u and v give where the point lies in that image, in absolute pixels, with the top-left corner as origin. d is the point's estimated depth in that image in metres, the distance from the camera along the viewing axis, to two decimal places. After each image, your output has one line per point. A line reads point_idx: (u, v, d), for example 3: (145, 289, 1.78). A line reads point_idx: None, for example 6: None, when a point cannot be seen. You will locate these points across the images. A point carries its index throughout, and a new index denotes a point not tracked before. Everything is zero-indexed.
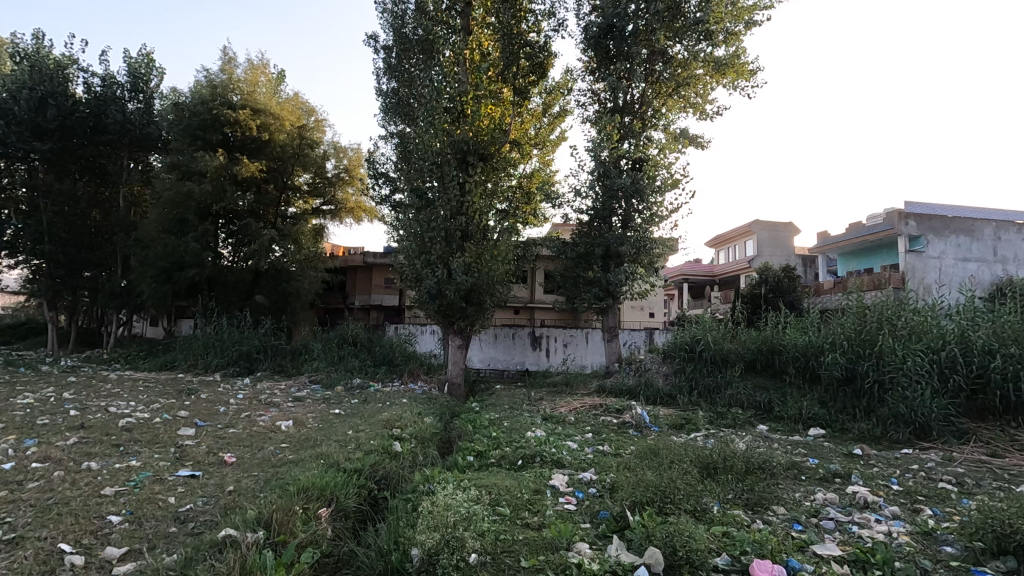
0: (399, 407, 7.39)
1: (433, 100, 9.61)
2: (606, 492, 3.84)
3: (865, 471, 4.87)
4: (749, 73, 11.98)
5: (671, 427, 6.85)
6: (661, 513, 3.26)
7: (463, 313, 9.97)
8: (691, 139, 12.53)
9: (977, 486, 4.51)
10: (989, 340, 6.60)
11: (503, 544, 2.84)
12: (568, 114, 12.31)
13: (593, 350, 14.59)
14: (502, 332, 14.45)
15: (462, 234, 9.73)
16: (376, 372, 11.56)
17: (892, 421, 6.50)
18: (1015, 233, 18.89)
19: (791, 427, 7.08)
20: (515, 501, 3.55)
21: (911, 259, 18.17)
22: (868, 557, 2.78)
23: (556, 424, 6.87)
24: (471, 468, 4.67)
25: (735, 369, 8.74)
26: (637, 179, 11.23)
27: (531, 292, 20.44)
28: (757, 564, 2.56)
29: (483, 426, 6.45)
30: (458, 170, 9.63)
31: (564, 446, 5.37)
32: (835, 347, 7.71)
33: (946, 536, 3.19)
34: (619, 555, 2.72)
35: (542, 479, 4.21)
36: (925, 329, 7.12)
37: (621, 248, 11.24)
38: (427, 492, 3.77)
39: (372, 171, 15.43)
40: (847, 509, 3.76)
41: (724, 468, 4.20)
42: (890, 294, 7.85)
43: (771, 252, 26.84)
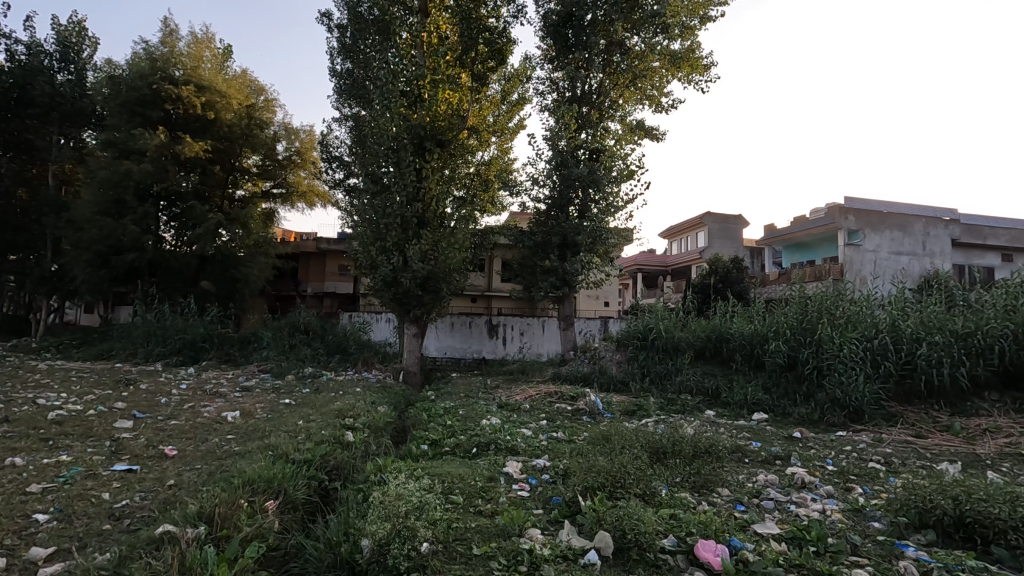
0: (352, 396, 7.26)
1: (389, 83, 9.43)
2: (559, 478, 3.88)
3: (803, 453, 5.11)
4: (703, 67, 12.26)
5: (623, 414, 7.03)
6: (611, 498, 3.33)
7: (420, 302, 9.83)
8: (647, 130, 12.72)
9: (903, 465, 4.82)
10: (917, 329, 7.05)
11: (454, 532, 2.86)
12: (527, 103, 12.30)
13: (548, 338, 14.77)
14: (459, 321, 14.38)
15: (418, 221, 9.60)
16: (328, 361, 11.31)
17: (829, 405, 6.85)
18: (943, 229, 20.07)
19: (736, 412, 7.36)
20: (469, 489, 3.55)
21: (849, 251, 19.27)
22: (804, 535, 2.92)
23: (511, 412, 6.94)
24: (425, 457, 4.65)
25: (685, 356, 9.02)
26: (594, 169, 11.32)
27: (489, 280, 20.49)
28: (701, 545, 2.64)
29: (438, 414, 6.42)
30: (415, 156, 9.46)
31: (518, 433, 5.40)
32: (779, 335, 8.06)
33: (874, 512, 3.39)
34: (570, 540, 2.77)
35: (496, 466, 4.23)
36: (860, 318, 7.55)
37: (577, 238, 11.36)
38: (379, 482, 3.73)
39: (327, 155, 15.02)
40: (787, 489, 3.95)
41: (673, 452, 4.35)
42: (829, 284, 8.28)
43: (721, 243, 27.70)
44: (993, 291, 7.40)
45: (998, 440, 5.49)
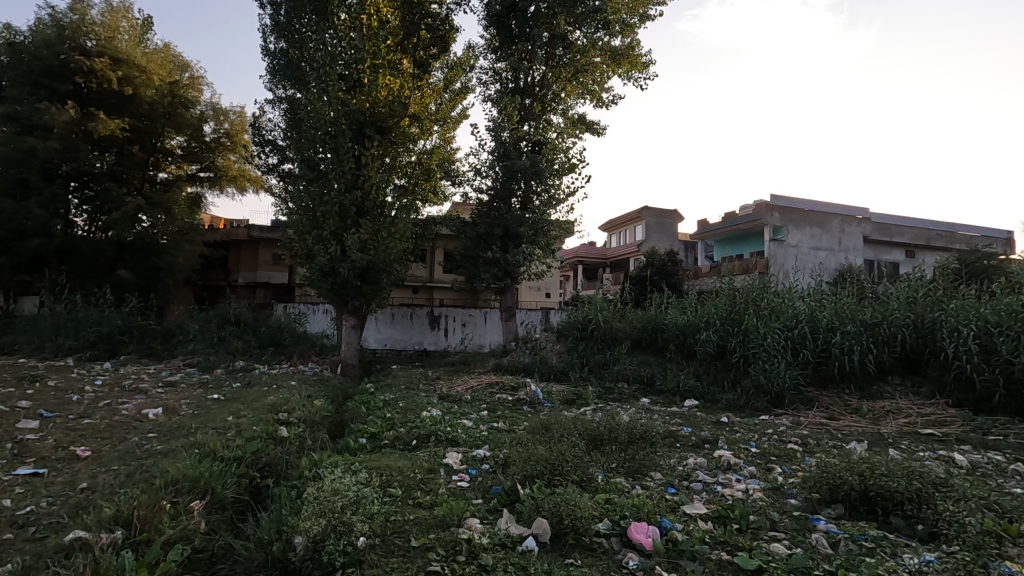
0: (286, 390, 7.00)
1: (326, 66, 9.11)
2: (499, 468, 3.92)
3: (730, 437, 5.40)
4: (643, 65, 12.58)
5: (563, 403, 7.18)
6: (550, 485, 3.40)
7: (359, 292, 9.57)
8: (588, 125, 12.93)
9: (817, 446, 5.19)
10: (832, 320, 7.60)
11: (393, 525, 2.83)
12: (470, 92, 12.22)
13: (490, 329, 14.83)
14: (400, 312, 14.16)
15: (357, 210, 9.33)
16: (261, 354, 10.86)
17: (754, 391, 7.25)
18: (856, 226, 21.65)
19: (670, 399, 7.67)
20: (407, 481, 3.52)
21: (773, 246, 20.53)
22: (728, 513, 3.10)
23: (452, 403, 6.92)
24: (363, 451, 4.56)
25: (622, 346, 9.31)
26: (536, 161, 11.39)
27: (430, 271, 20.31)
28: (634, 527, 2.75)
29: (377, 407, 6.31)
30: (354, 142, 9.20)
31: (459, 424, 5.38)
32: (709, 325, 8.48)
33: (791, 489, 3.64)
34: (508, 528, 2.81)
35: (436, 458, 4.22)
36: (783, 309, 8.05)
37: (519, 229, 11.45)
38: (314, 477, 3.63)
39: (259, 138, 14.30)
40: (714, 471, 4.17)
41: (609, 439, 4.49)
42: (756, 277, 8.80)
43: (658, 236, 28.65)
44: (897, 284, 8.06)
45: (899, 421, 6.01)
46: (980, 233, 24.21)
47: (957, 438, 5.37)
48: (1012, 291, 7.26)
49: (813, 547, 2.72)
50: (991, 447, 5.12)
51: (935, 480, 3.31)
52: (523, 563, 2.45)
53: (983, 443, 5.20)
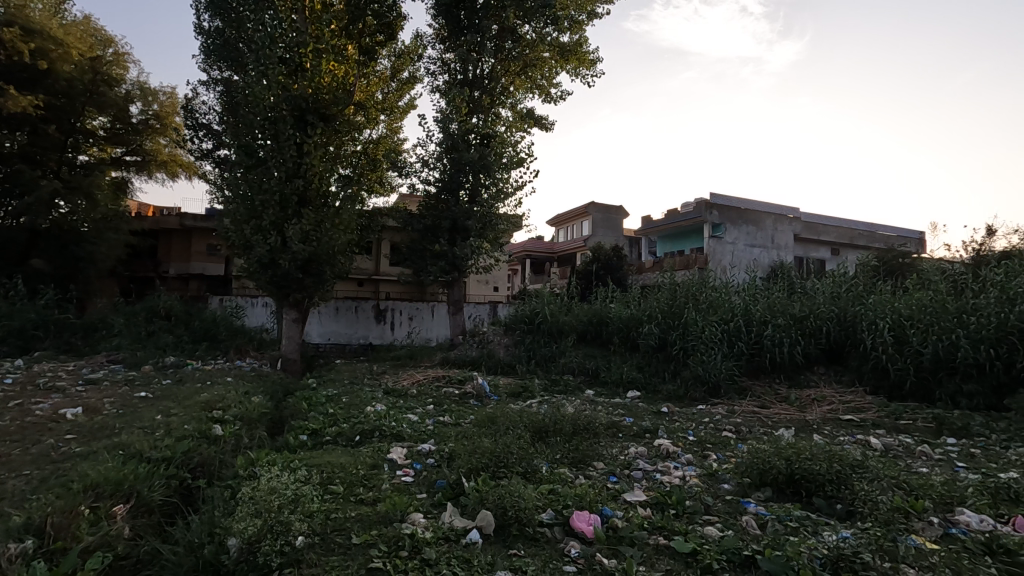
0: (221, 387, 6.68)
1: (266, 48, 8.69)
2: (443, 462, 3.90)
3: (669, 426, 5.59)
4: (590, 62, 12.77)
5: (509, 396, 7.23)
6: (495, 478, 3.41)
7: (300, 285, 9.26)
8: (536, 119, 12.99)
9: (749, 433, 5.47)
10: (764, 314, 8.01)
11: (334, 524, 2.76)
12: (418, 82, 12.02)
13: (437, 323, 14.73)
14: (345, 305, 13.82)
15: (299, 199, 9.01)
16: (194, 349, 10.33)
17: (692, 381, 7.54)
18: (788, 225, 22.86)
19: (613, 390, 7.86)
20: (349, 478, 3.45)
21: (712, 243, 21.43)
22: (666, 500, 3.22)
23: (398, 398, 6.82)
24: (304, 448, 4.44)
25: (568, 339, 9.47)
26: (484, 155, 11.34)
27: (376, 264, 19.94)
28: (576, 515, 2.81)
29: (319, 403, 6.14)
30: (296, 129, 8.85)
31: (404, 419, 5.32)
32: (651, 318, 8.78)
33: (724, 475, 3.83)
34: (452, 521, 2.81)
35: (380, 453, 4.16)
36: (720, 303, 8.42)
37: (467, 222, 11.41)
38: (251, 477, 3.50)
39: (191, 122, 13.54)
40: (654, 460, 4.31)
41: (554, 430, 4.57)
42: (695, 272, 9.18)
43: (603, 232, 29.24)
44: (823, 280, 8.58)
45: (823, 408, 6.41)
46: (896, 232, 26.12)
47: (873, 423, 5.78)
48: (922, 286, 7.87)
49: (743, 529, 2.87)
50: (902, 431, 5.55)
51: (853, 462, 3.55)
52: (467, 555, 2.46)
53: (895, 427, 5.63)
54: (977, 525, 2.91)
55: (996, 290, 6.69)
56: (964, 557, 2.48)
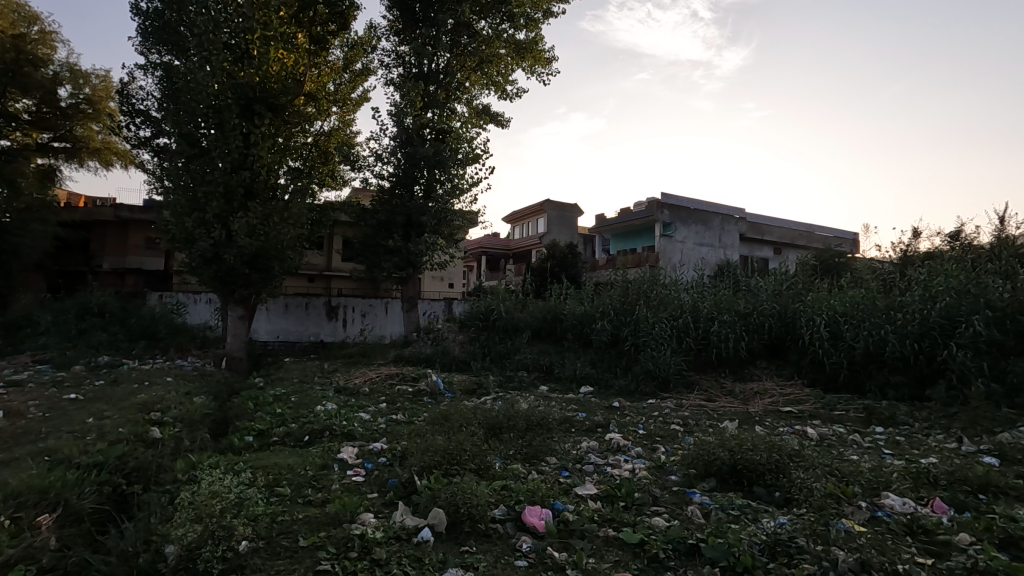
0: (160, 387, 6.37)
1: (209, 32, 8.30)
2: (396, 460, 3.85)
3: (620, 420, 5.71)
4: (546, 60, 12.84)
5: (463, 393, 7.21)
6: (448, 475, 3.40)
7: (247, 281, 8.92)
8: (492, 116, 12.98)
9: (696, 425, 5.67)
10: (711, 310, 8.31)
11: (280, 527, 2.69)
12: (371, 74, 11.80)
13: (391, 320, 14.52)
14: (294, 302, 13.43)
15: (245, 192, 8.66)
16: (131, 348, 9.81)
17: (643, 376, 7.73)
18: (734, 225, 23.73)
19: (567, 385, 7.97)
20: (298, 479, 3.36)
21: (663, 241, 21.98)
22: (616, 492, 3.29)
23: (350, 396, 6.70)
24: (250, 450, 4.29)
25: (523, 336, 9.53)
26: (440, 150, 11.24)
27: (328, 259, 19.46)
28: (529, 511, 2.83)
29: (267, 403, 5.95)
30: (242, 119, 8.51)
31: (355, 418, 5.22)
32: (604, 315, 8.95)
33: (671, 467, 3.95)
34: (404, 520, 2.78)
35: (330, 453, 4.07)
36: (669, 300, 8.69)
37: (422, 218, 11.27)
38: (192, 481, 3.36)
39: (127, 108, 12.76)
40: (605, 453, 4.41)
41: (508, 426, 4.60)
42: (646, 270, 9.42)
43: (559, 229, 29.52)
44: (766, 278, 8.97)
45: (765, 400, 6.71)
46: (832, 233, 27.58)
47: (810, 414, 6.09)
48: (856, 285, 8.32)
49: (688, 518, 2.96)
50: (836, 421, 5.88)
51: (791, 451, 3.73)
52: (418, 554, 2.44)
53: (830, 418, 5.96)
54: (900, 507, 3.12)
55: (920, 288, 7.13)
56: (888, 538, 2.65)
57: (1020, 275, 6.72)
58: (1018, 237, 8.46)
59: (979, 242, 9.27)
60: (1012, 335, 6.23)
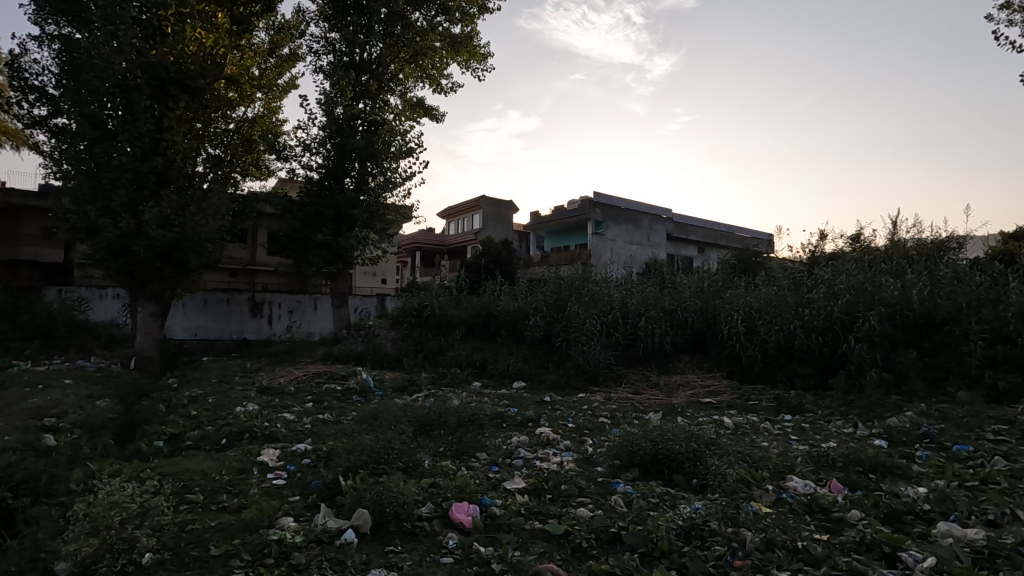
0: (56, 390, 5.83)
1: (116, 5, 7.63)
2: (320, 461, 3.72)
3: (551, 415, 5.81)
4: (481, 56, 12.80)
5: (394, 390, 7.09)
6: (374, 475, 3.33)
7: (159, 274, 8.33)
8: (427, 109, 12.80)
9: (622, 418, 5.88)
10: (639, 307, 8.64)
11: (190, 535, 2.54)
12: (299, 60, 11.34)
13: (320, 317, 14.07)
14: (215, 298, 12.70)
15: (158, 179, 8.06)
16: (24, 348, 8.92)
17: (574, 371, 7.90)
18: (662, 224, 24.72)
19: (500, 381, 8.02)
20: (211, 485, 3.18)
21: (595, 240, 22.58)
22: (543, 485, 3.35)
23: (273, 396, 6.42)
24: (159, 456, 4.02)
25: (456, 333, 9.49)
26: (371, 142, 10.96)
27: (252, 253, 18.56)
28: (456, 507, 2.82)
29: (181, 404, 5.60)
30: (154, 100, 7.92)
31: (278, 419, 5.00)
32: (537, 311, 9.10)
33: (598, 459, 4.07)
34: (326, 522, 2.70)
35: (248, 456, 3.88)
36: (600, 296, 8.94)
37: (352, 212, 10.93)
38: (91, 490, 3.11)
39: (18, 82, 11.53)
40: (534, 448, 4.46)
41: (438, 424, 4.57)
42: (578, 268, 9.64)
43: (494, 226, 29.58)
44: (689, 276, 9.43)
45: (687, 392, 7.05)
46: (750, 233, 29.34)
47: (727, 405, 6.47)
48: (769, 284, 8.90)
49: (611, 508, 3.06)
50: (750, 410, 6.28)
51: (708, 440, 3.94)
52: (340, 556, 2.38)
53: (744, 407, 6.35)
54: (802, 488, 3.37)
55: (825, 287, 7.69)
56: (789, 517, 2.86)
57: (908, 275, 7.43)
58: (906, 241, 9.35)
59: (874, 245, 10.18)
60: (901, 329, 6.86)
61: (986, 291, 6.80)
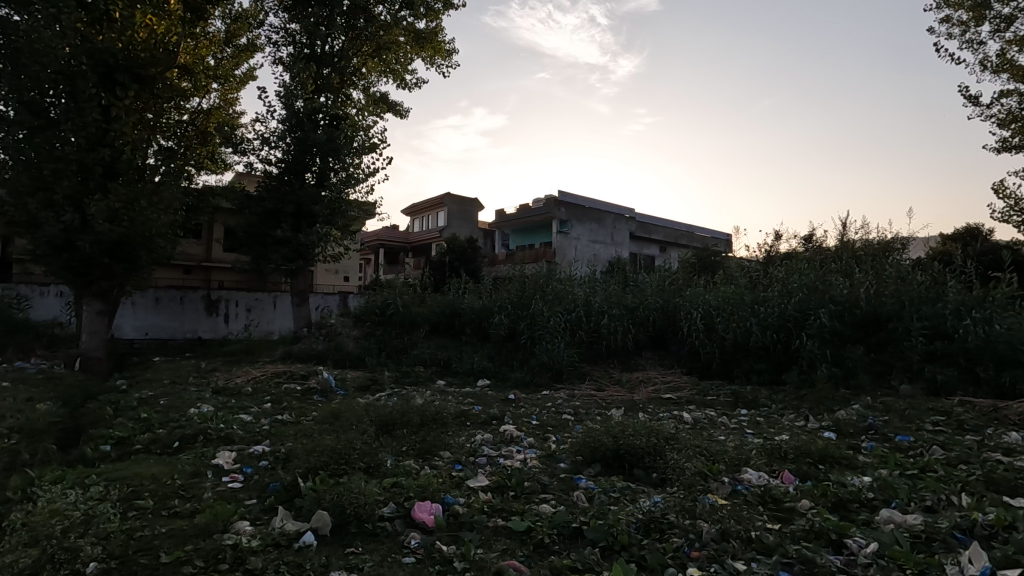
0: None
1: None
2: (278, 463, 3.63)
3: (515, 412, 5.83)
4: (446, 52, 12.72)
5: (356, 390, 6.98)
6: (335, 476, 3.28)
7: (107, 271, 7.96)
8: (390, 105, 12.62)
9: (585, 414, 5.95)
10: (603, 305, 8.76)
11: (139, 543, 2.44)
12: (257, 51, 11.00)
13: (280, 315, 13.74)
14: (167, 295, 12.21)
15: (105, 171, 7.69)
16: None
17: (538, 368, 7.94)
18: (625, 224, 25.12)
19: (464, 379, 7.99)
20: (162, 490, 3.06)
21: (559, 238, 22.77)
22: (507, 482, 3.36)
23: (230, 397, 6.23)
24: (106, 461, 3.84)
25: (420, 331, 9.41)
26: (333, 137, 10.71)
27: (207, 249, 17.93)
28: (418, 506, 2.80)
29: (130, 406, 5.37)
30: (100, 88, 7.54)
31: (235, 420, 4.86)
32: (502, 309, 9.11)
33: (561, 455, 4.11)
34: (284, 525, 2.64)
35: (203, 459, 3.75)
36: (564, 294, 9.02)
37: (313, 208, 10.68)
38: (30, 499, 2.95)
39: None
40: (498, 445, 4.47)
41: (402, 423, 4.52)
42: (542, 266, 9.69)
43: (459, 224, 29.45)
44: (651, 275, 9.62)
45: (648, 388, 7.19)
46: (710, 233, 30.12)
47: (686, 400, 6.63)
48: (727, 282, 9.16)
49: (573, 503, 3.10)
50: (708, 405, 6.46)
51: (667, 435, 4.03)
52: (298, 560, 2.33)
53: (703, 402, 6.53)
54: (756, 480, 3.49)
55: (779, 285, 7.97)
56: (744, 508, 2.96)
57: (856, 274, 7.77)
58: (854, 241, 9.77)
59: (825, 245, 10.61)
60: (850, 326, 7.17)
61: (927, 289, 7.18)
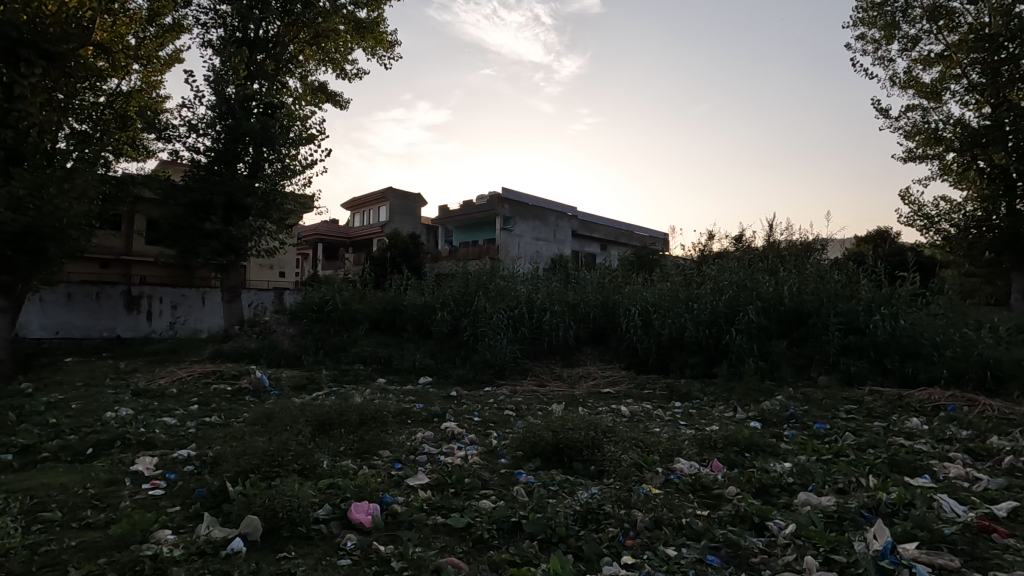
0: None
1: None
2: (205, 468, 3.45)
3: (456, 409, 5.81)
4: (388, 44, 12.47)
5: (292, 389, 6.74)
6: (267, 479, 3.15)
7: (9, 264, 7.28)
8: (329, 95, 12.22)
9: (527, 409, 6.02)
10: (545, 302, 8.86)
11: (44, 559, 2.25)
12: (184, 31, 10.34)
13: (209, 313, 13.12)
14: (81, 292, 11.27)
15: (8, 154, 7.02)
16: None
17: (481, 365, 7.93)
18: (567, 222, 25.51)
19: (406, 376, 7.88)
20: (72, 500, 2.84)
21: (503, 236, 22.83)
22: (447, 480, 3.34)
23: (152, 399, 5.85)
24: (7, 472, 3.51)
25: (360, 328, 9.19)
26: (268, 126, 10.25)
27: (127, 242, 16.75)
28: (355, 507, 2.74)
29: (37, 412, 4.94)
30: (2, 64, 6.88)
31: (157, 423, 4.58)
32: (444, 306, 9.05)
33: (502, 451, 4.13)
34: (210, 531, 2.51)
35: (120, 466, 3.51)
36: (507, 291, 9.06)
37: (246, 200, 10.17)
38: None
39: None
40: (439, 443, 4.44)
41: (339, 422, 4.40)
42: (486, 263, 9.68)
43: (402, 219, 28.97)
44: (592, 272, 9.82)
45: (588, 383, 7.35)
46: (648, 233, 31.04)
47: (624, 394, 6.83)
48: (663, 279, 9.49)
49: (513, 498, 3.12)
50: (644, 398, 6.68)
51: (605, 428, 4.13)
52: (225, 567, 2.22)
53: (640, 396, 6.74)
54: (687, 469, 3.64)
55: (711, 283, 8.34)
56: (676, 496, 3.08)
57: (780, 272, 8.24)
58: (779, 242, 10.36)
59: (752, 245, 11.20)
60: (775, 321, 7.60)
61: (842, 287, 7.72)
